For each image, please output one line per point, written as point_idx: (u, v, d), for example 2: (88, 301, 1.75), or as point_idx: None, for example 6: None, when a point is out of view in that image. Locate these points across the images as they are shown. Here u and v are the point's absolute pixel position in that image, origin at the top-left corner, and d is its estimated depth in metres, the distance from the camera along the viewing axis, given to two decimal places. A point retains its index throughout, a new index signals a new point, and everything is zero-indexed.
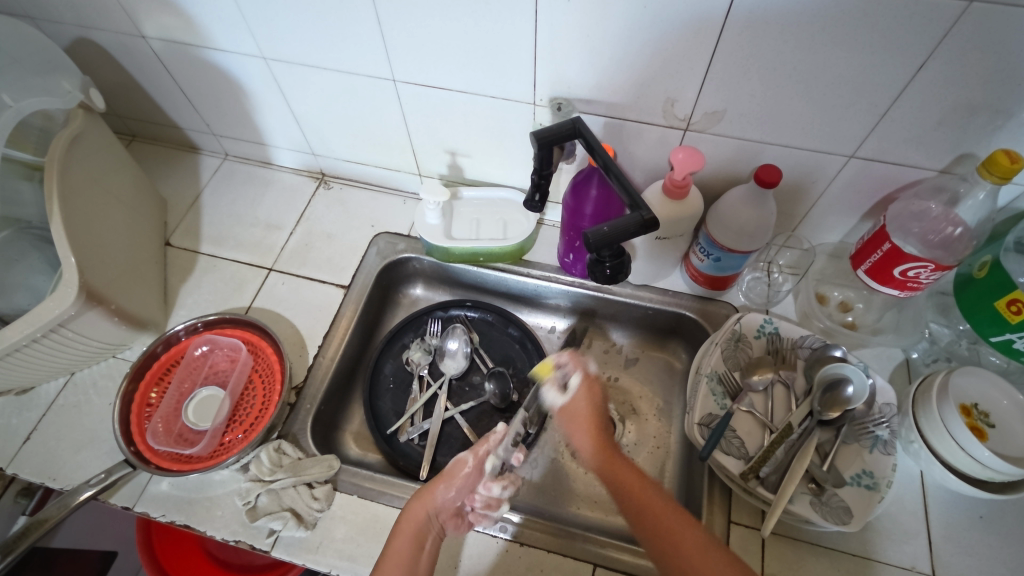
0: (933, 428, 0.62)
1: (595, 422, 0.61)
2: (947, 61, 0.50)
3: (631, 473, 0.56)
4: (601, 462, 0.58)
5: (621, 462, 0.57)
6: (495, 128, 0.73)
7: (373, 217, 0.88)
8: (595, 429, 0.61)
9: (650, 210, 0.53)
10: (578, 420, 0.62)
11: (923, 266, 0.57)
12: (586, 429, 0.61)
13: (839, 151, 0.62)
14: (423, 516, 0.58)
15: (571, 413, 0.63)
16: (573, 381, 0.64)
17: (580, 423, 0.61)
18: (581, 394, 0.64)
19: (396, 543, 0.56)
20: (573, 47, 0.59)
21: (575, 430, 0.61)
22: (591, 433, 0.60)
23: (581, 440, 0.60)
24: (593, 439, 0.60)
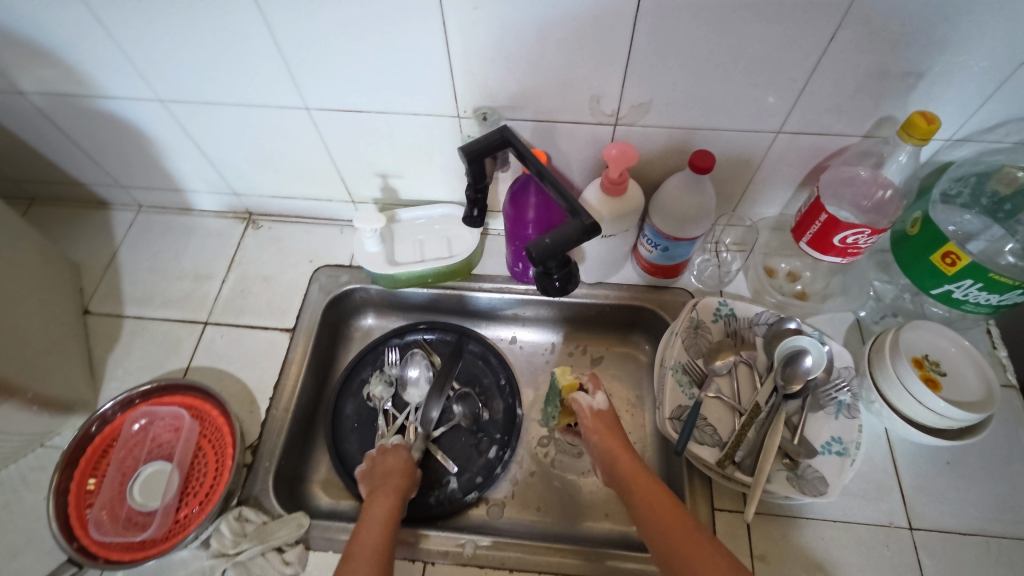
0: (890, 385, 0.63)
1: (619, 439, 0.66)
2: (855, 30, 0.51)
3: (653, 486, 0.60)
4: (630, 470, 0.62)
5: (647, 477, 0.61)
6: (423, 145, 0.70)
7: (311, 252, 0.84)
8: (624, 446, 0.65)
9: (589, 215, 0.52)
10: (603, 435, 0.66)
11: (861, 232, 0.59)
12: (613, 446, 0.65)
13: (767, 128, 0.62)
14: (389, 512, 0.62)
15: (596, 426, 0.67)
16: (597, 395, 0.70)
17: (608, 438, 0.66)
18: (603, 412, 0.69)
19: (370, 537, 0.58)
20: (488, 55, 0.57)
21: (601, 440, 0.66)
22: (617, 450, 0.65)
23: (607, 452, 0.65)
24: (620, 454, 0.64)
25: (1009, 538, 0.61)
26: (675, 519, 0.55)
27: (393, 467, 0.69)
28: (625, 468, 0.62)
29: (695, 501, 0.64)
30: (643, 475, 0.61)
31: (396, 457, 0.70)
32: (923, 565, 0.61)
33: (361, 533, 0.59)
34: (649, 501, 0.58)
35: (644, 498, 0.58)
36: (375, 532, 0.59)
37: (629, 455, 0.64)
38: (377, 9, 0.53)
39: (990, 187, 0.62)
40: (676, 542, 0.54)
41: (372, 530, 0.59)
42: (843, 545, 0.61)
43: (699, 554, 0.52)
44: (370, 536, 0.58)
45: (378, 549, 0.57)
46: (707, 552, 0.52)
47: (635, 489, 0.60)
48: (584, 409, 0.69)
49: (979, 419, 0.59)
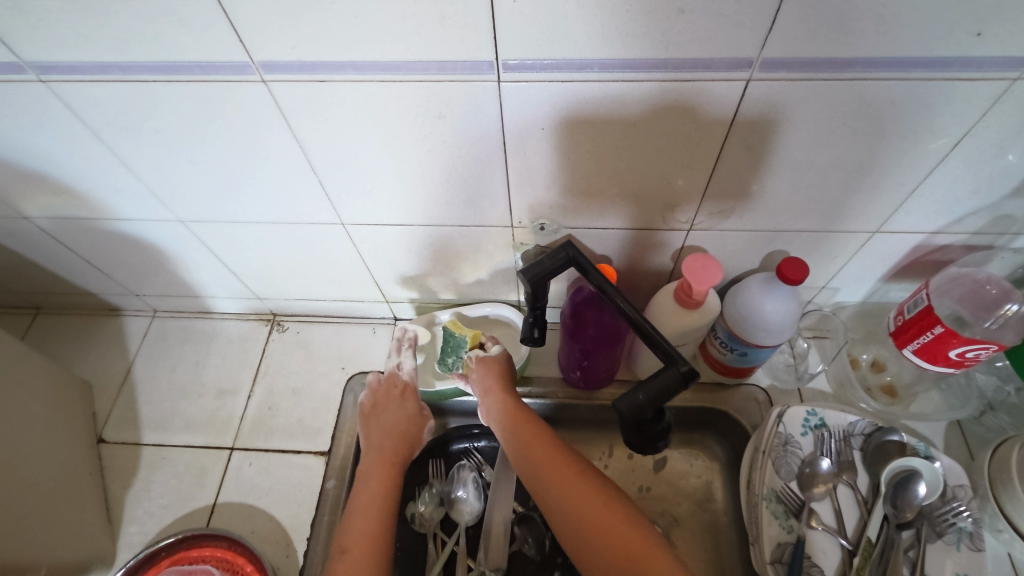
0: (1023, 513, 0.55)
1: (516, 399, 0.62)
2: (983, 137, 0.44)
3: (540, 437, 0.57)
4: (524, 431, 0.58)
5: (543, 433, 0.57)
6: (468, 252, 0.64)
7: (342, 356, 0.77)
8: (522, 406, 0.61)
9: (686, 360, 0.45)
10: (497, 394, 0.62)
11: (987, 348, 0.52)
12: (508, 407, 0.60)
13: (862, 228, 0.56)
14: (387, 492, 0.56)
15: (490, 389, 0.62)
16: (493, 347, 0.65)
17: (498, 394, 0.62)
18: (499, 361, 0.64)
19: (365, 529, 0.52)
20: (552, 169, 0.51)
21: (492, 404, 0.62)
22: (511, 410, 0.60)
23: (499, 416, 0.60)
24: (516, 414, 0.60)
25: None
26: (574, 482, 0.52)
27: (387, 429, 0.62)
28: (519, 427, 0.58)
29: None
30: (529, 429, 0.58)
31: (391, 413, 0.63)
32: None
33: (354, 525, 0.52)
34: (539, 463, 0.55)
35: (538, 459, 0.55)
36: (370, 519, 0.53)
37: (523, 414, 0.60)
38: (427, 131, 0.47)
39: None
40: (572, 502, 0.51)
41: (366, 518, 0.53)
42: None
43: (595, 513, 0.49)
44: (365, 524, 0.52)
45: (377, 541, 0.51)
46: (604, 508, 0.50)
47: (528, 449, 0.56)
48: (479, 364, 0.64)
49: None
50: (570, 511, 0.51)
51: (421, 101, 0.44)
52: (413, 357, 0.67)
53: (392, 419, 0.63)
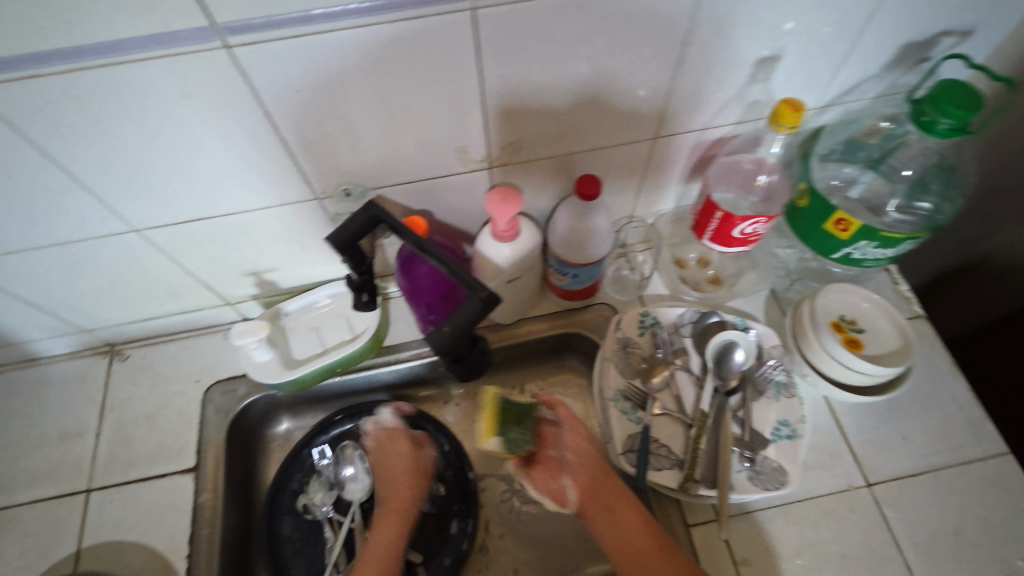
0: (818, 358, 0.64)
1: (586, 434, 0.68)
2: (706, 32, 0.48)
3: (616, 490, 0.63)
4: (592, 463, 0.65)
5: (599, 471, 0.65)
6: (287, 234, 0.62)
7: (195, 369, 0.74)
8: (592, 441, 0.68)
9: (484, 287, 0.46)
10: (569, 429, 0.68)
11: (759, 221, 0.58)
12: (582, 443, 0.67)
13: (643, 137, 0.60)
14: (392, 543, 0.66)
15: (570, 416, 0.69)
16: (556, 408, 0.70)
17: (575, 452, 0.67)
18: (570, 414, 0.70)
19: (380, 557, 0.65)
20: (329, 132, 0.50)
21: (566, 436, 0.68)
22: (585, 442, 0.67)
23: (570, 450, 0.67)
24: (588, 451, 0.67)
25: (951, 467, 0.65)
26: (633, 513, 0.61)
27: (397, 476, 0.71)
28: (590, 458, 0.66)
29: (671, 522, 0.62)
30: (585, 463, 0.65)
31: (398, 465, 0.72)
32: (888, 517, 0.62)
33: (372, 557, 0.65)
34: (602, 499, 0.63)
35: (608, 500, 0.62)
36: (383, 551, 0.66)
37: (590, 447, 0.67)
38: (180, 113, 0.45)
39: (868, 141, 0.63)
40: (628, 540, 0.59)
41: (373, 563, 0.64)
42: (815, 523, 0.62)
43: (641, 537, 0.59)
44: (369, 569, 0.63)
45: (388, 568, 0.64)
46: (643, 533, 0.59)
47: (592, 476, 0.65)
48: (558, 413, 0.70)
49: (899, 370, 0.61)
50: (626, 539, 0.59)
51: (155, 82, 0.42)
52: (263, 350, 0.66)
53: (404, 470, 0.72)
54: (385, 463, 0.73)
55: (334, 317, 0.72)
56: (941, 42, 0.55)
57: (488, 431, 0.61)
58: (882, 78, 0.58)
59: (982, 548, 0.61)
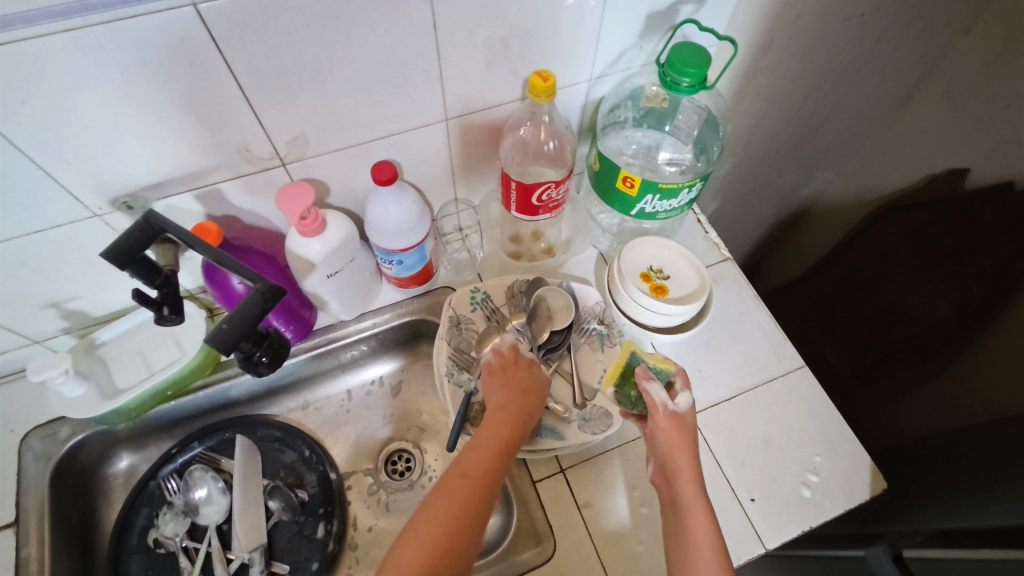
0: (631, 307, 0.69)
1: (684, 432, 0.57)
2: (451, 13, 0.51)
3: (695, 481, 0.54)
4: (678, 457, 0.55)
5: (679, 468, 0.55)
6: (75, 258, 0.59)
7: (8, 419, 0.68)
8: (688, 438, 0.56)
9: (264, 281, 0.48)
10: (661, 424, 0.57)
11: (550, 186, 0.63)
12: (677, 441, 0.56)
13: (435, 120, 0.62)
14: (500, 456, 0.52)
15: (671, 412, 0.57)
16: (680, 398, 0.58)
17: (677, 446, 0.55)
18: (686, 417, 0.58)
19: (462, 480, 0.49)
20: (83, 143, 0.48)
21: (657, 432, 0.57)
22: (678, 439, 0.56)
23: (663, 444, 0.56)
24: (678, 441, 0.56)
25: (759, 386, 0.72)
26: (696, 512, 0.52)
27: (512, 394, 0.58)
28: (677, 448, 0.55)
29: (517, 481, 0.66)
30: (683, 456, 0.55)
31: (534, 373, 0.61)
32: (710, 441, 0.69)
33: (454, 480, 0.49)
34: (679, 510, 0.53)
35: (681, 491, 0.53)
36: (469, 479, 0.49)
37: (687, 446, 0.56)
38: None
39: (642, 105, 0.70)
40: (690, 543, 0.50)
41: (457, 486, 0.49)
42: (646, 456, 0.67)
43: (696, 527, 0.51)
44: (484, 458, 0.51)
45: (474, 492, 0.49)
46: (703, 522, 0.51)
47: (676, 461, 0.55)
48: (657, 405, 0.57)
49: (697, 306, 0.68)
50: (685, 534, 0.51)
51: None
52: (72, 383, 0.62)
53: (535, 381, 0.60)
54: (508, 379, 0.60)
55: (158, 338, 0.69)
56: (681, 10, 0.63)
57: (609, 377, 0.63)
58: (641, 46, 0.65)
59: (786, 452, 0.69)
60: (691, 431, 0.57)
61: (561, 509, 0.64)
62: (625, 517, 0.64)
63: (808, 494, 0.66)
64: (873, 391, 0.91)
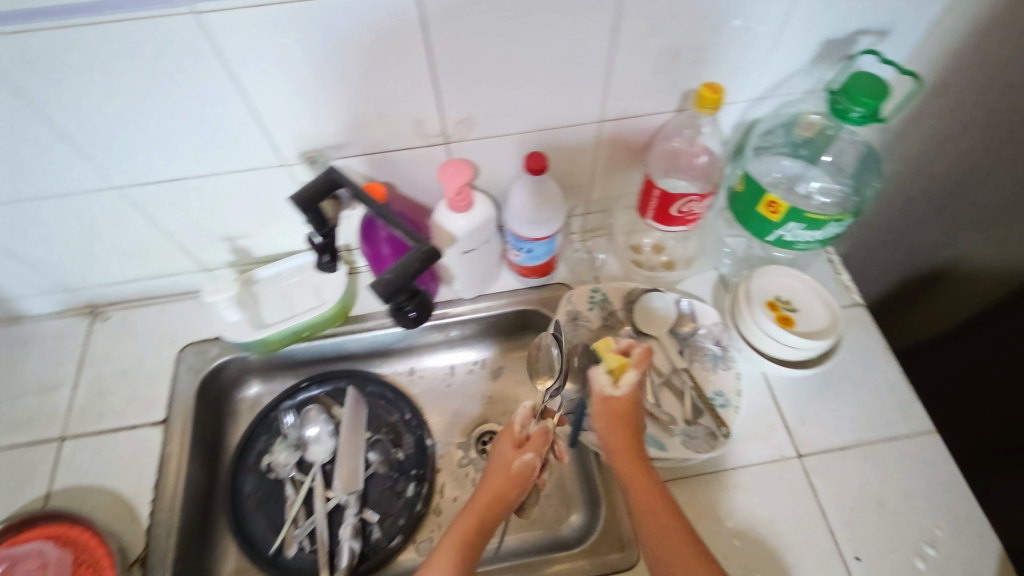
0: (753, 332, 0.68)
1: (624, 420, 0.60)
2: (634, 18, 0.54)
3: (643, 472, 0.58)
4: (619, 444, 0.59)
5: (618, 455, 0.59)
6: (256, 201, 0.67)
7: (170, 332, 0.78)
8: (629, 426, 0.60)
9: (427, 242, 0.52)
10: (602, 412, 0.60)
11: (692, 199, 0.64)
12: (619, 434, 0.59)
13: (590, 120, 0.65)
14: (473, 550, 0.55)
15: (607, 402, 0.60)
16: (624, 380, 0.60)
17: (618, 441, 0.59)
18: (620, 401, 0.60)
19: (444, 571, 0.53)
20: (294, 99, 0.55)
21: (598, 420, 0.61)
22: (618, 428, 0.60)
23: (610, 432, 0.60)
24: (619, 435, 0.59)
25: (880, 442, 0.68)
26: (651, 487, 0.57)
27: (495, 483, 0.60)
28: (617, 440, 0.59)
29: (608, 483, 0.66)
30: (629, 454, 0.59)
31: (505, 462, 0.61)
32: (817, 487, 0.65)
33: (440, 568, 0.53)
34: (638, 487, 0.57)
35: (627, 476, 0.58)
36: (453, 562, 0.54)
37: (629, 431, 0.59)
38: (156, 73, 0.50)
39: (797, 134, 0.69)
40: (648, 521, 0.55)
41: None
42: (744, 488, 0.65)
43: (647, 501, 0.56)
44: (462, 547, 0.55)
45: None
46: (655, 502, 0.56)
47: (615, 451, 0.59)
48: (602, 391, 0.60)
49: (826, 345, 0.65)
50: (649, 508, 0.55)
51: (132, 40, 0.47)
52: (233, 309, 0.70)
53: (509, 471, 0.60)
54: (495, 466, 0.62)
55: (302, 284, 0.76)
56: (860, 41, 0.62)
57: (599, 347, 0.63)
58: (809, 73, 0.64)
59: (901, 517, 0.64)
60: (637, 413, 0.61)
61: None
62: (716, 545, 0.62)
63: (921, 566, 0.61)
64: (1007, 478, 0.83)
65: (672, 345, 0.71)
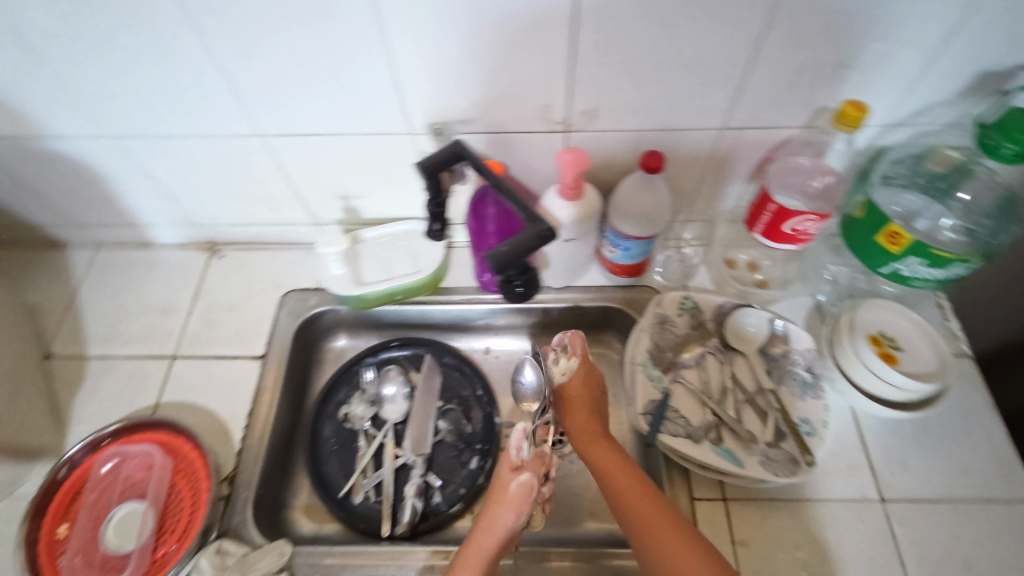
0: (851, 364, 0.65)
1: (581, 401, 0.67)
2: (784, 27, 0.53)
3: (617, 460, 0.60)
4: (584, 427, 0.65)
5: (590, 444, 0.63)
6: (377, 165, 0.71)
7: (276, 277, 0.84)
8: (589, 413, 0.66)
9: (544, 221, 0.53)
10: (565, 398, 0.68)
11: (809, 218, 0.62)
12: (578, 417, 0.66)
13: (713, 126, 0.64)
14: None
15: (568, 392, 0.68)
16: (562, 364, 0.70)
17: (579, 419, 0.66)
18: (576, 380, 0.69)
19: None
20: (436, 72, 0.58)
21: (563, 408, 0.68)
22: (581, 408, 0.67)
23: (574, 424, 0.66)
24: (584, 421, 0.65)
25: (974, 502, 0.64)
26: (619, 475, 0.59)
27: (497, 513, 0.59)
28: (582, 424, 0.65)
29: (675, 491, 0.66)
30: (599, 446, 0.62)
31: (505, 485, 0.61)
32: (898, 535, 0.62)
33: None
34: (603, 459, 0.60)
35: (597, 461, 0.61)
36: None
37: (587, 412, 0.66)
38: (319, 34, 0.54)
39: (926, 167, 0.65)
40: (624, 500, 0.56)
41: None
42: (817, 521, 0.63)
43: (622, 481, 0.58)
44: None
45: None
46: (630, 482, 0.58)
47: (585, 435, 0.64)
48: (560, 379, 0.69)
49: (931, 389, 0.62)
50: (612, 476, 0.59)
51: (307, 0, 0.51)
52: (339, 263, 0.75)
53: (508, 494, 0.61)
54: (496, 493, 0.61)
55: (400, 250, 0.80)
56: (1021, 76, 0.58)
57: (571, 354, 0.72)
58: (956, 104, 0.61)
59: None
60: (594, 387, 0.69)
61: (716, 536, 0.62)
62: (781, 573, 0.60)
63: None
64: None
65: (761, 365, 0.69)
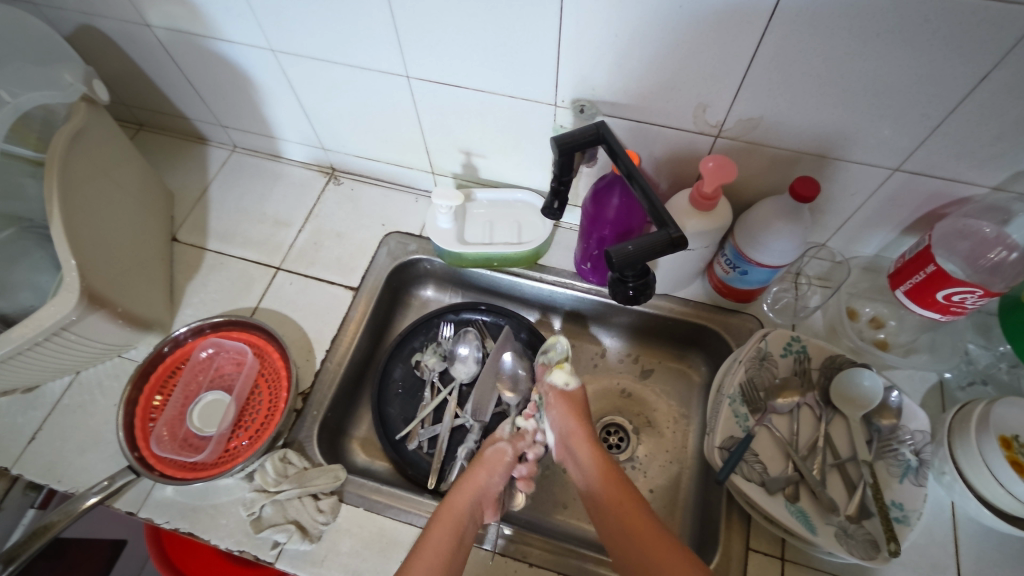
0: (970, 461, 0.58)
1: (574, 404, 0.63)
2: (1016, 72, 0.45)
3: (612, 472, 0.56)
4: (573, 425, 0.61)
5: (579, 446, 0.59)
6: (509, 130, 0.70)
7: (383, 216, 0.86)
8: (579, 415, 0.62)
9: (677, 228, 0.50)
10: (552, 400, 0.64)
11: (971, 292, 0.54)
12: (569, 416, 0.62)
13: (884, 164, 0.57)
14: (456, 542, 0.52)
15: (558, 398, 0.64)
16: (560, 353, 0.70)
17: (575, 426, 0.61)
18: (575, 394, 0.64)
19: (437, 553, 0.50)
20: (598, 49, 0.55)
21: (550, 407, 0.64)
22: (568, 408, 0.62)
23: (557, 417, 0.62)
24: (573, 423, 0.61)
25: None
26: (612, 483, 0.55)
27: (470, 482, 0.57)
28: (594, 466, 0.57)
29: (729, 535, 0.62)
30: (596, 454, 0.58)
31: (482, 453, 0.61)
32: None
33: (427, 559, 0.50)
34: (624, 516, 0.52)
35: (595, 463, 0.57)
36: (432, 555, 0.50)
37: (578, 415, 0.62)
38: None
39: None
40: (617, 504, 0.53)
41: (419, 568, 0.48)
42: None
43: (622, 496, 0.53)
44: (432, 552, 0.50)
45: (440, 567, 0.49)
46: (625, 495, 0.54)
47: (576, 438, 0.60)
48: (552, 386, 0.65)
49: None
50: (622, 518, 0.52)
51: None
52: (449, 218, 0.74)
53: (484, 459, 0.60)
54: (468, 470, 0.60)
55: (507, 217, 0.79)
56: None
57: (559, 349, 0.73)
58: None
59: None
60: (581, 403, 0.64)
61: None
62: None
63: None
64: None
65: (861, 432, 0.62)
